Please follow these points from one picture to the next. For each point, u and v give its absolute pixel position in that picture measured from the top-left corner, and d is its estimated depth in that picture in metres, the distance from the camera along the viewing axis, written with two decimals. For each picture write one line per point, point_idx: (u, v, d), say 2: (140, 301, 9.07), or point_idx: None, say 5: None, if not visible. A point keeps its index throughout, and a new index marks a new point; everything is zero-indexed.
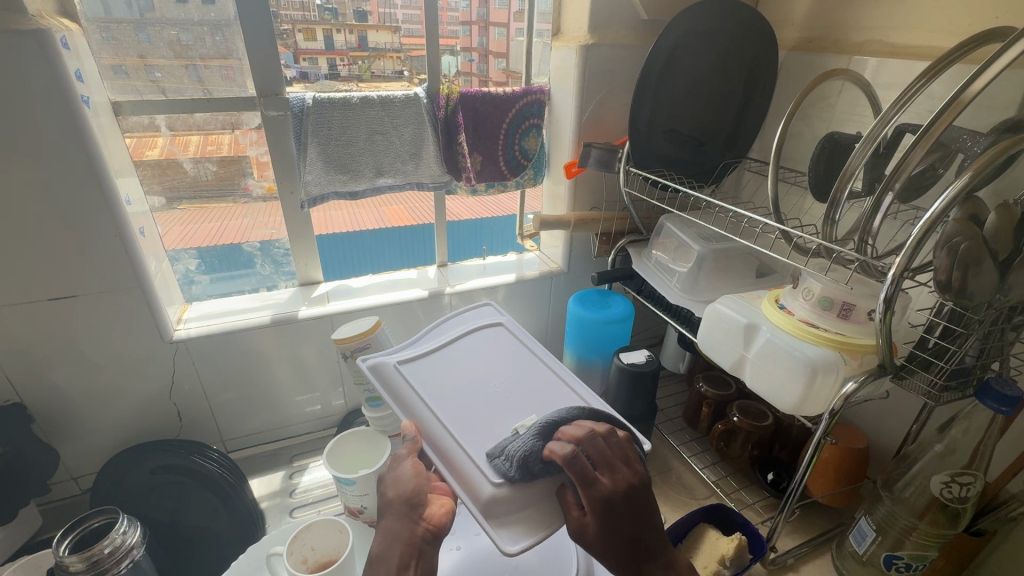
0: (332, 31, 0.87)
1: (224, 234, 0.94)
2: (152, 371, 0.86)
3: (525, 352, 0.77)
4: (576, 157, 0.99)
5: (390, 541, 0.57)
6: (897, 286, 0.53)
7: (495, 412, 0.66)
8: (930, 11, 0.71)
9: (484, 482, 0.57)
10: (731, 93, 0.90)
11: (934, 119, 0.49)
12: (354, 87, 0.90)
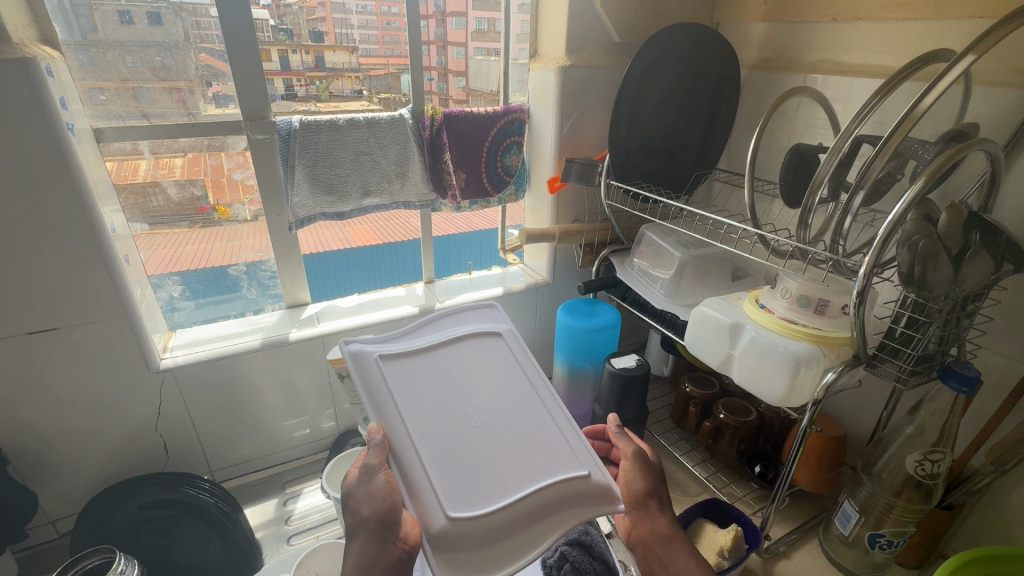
0: (288, 52, 0.86)
1: (177, 260, 0.90)
2: (133, 403, 0.83)
3: (524, 374, 0.70)
4: (558, 172, 1.03)
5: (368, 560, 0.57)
6: (868, 281, 0.58)
7: (468, 439, 0.61)
8: (876, 34, 0.78)
9: (439, 514, 0.54)
10: (700, 109, 0.96)
11: (892, 131, 0.55)
12: (312, 107, 0.90)
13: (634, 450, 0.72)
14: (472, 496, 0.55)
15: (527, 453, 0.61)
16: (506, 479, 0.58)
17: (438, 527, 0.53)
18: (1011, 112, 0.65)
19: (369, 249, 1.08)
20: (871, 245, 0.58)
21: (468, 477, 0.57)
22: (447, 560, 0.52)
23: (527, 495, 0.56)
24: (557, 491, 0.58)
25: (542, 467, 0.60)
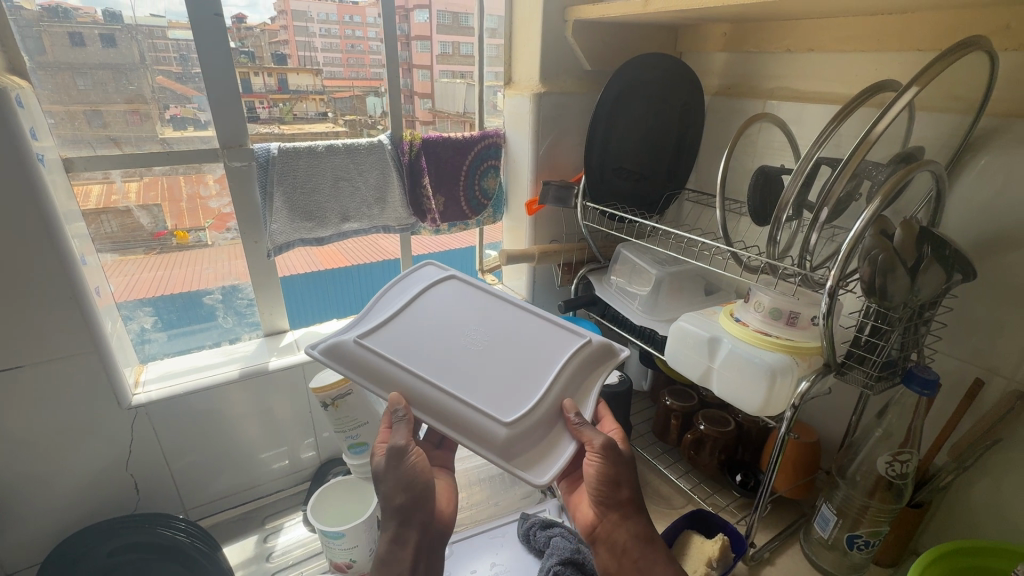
0: (250, 75, 0.84)
1: (133, 287, 0.86)
2: (91, 444, 0.78)
3: (489, 296, 0.75)
4: (536, 194, 1.05)
5: (399, 545, 0.64)
6: (835, 293, 0.62)
7: (477, 362, 0.65)
8: (826, 65, 0.85)
9: (496, 427, 0.59)
10: (670, 132, 1.01)
11: (850, 155, 0.59)
12: (275, 129, 0.89)
13: (599, 445, 0.61)
14: (511, 401, 0.62)
15: (533, 352, 0.68)
16: (527, 380, 0.65)
17: (497, 438, 0.58)
18: (951, 136, 0.71)
19: (337, 271, 1.06)
20: (836, 259, 0.62)
21: (500, 389, 0.63)
22: (522, 466, 0.58)
23: (553, 380, 0.65)
24: (571, 368, 0.67)
25: (550, 354, 0.68)
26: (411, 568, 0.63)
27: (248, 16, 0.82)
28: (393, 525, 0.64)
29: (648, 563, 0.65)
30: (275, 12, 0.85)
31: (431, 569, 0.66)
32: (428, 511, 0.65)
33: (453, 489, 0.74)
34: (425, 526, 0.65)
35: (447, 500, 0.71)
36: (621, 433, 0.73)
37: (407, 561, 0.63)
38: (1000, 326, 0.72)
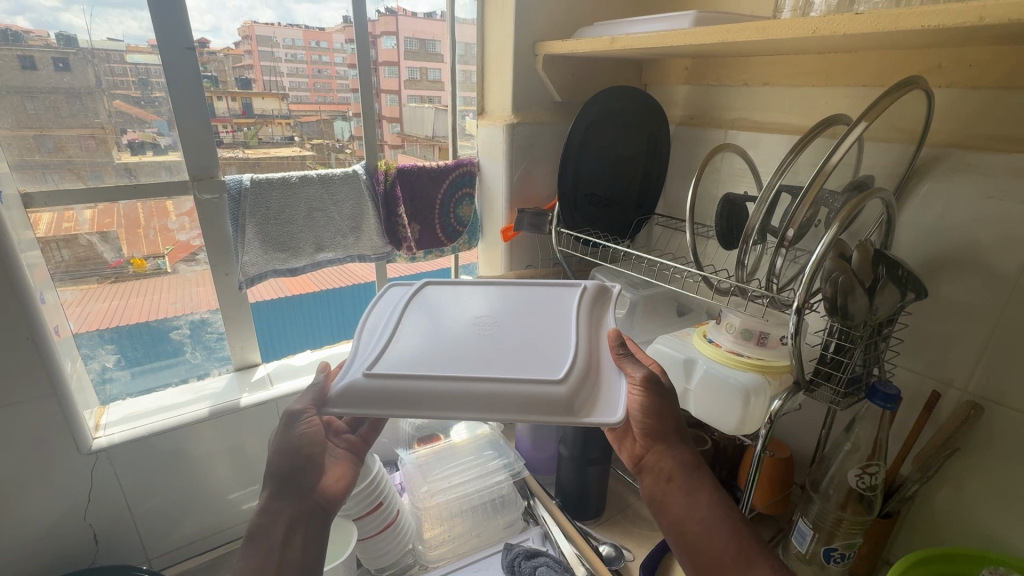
0: (213, 98, 0.83)
1: (85, 317, 0.81)
2: (41, 495, 0.73)
3: (470, 294, 0.75)
4: (511, 222, 1.07)
5: (270, 517, 0.64)
6: (800, 315, 0.65)
7: (498, 347, 0.62)
8: (781, 99, 0.90)
9: (553, 387, 0.56)
10: (637, 160, 1.04)
11: (808, 185, 0.63)
12: (239, 153, 0.87)
13: (640, 377, 0.62)
14: (553, 360, 0.59)
15: (545, 317, 0.68)
16: (555, 339, 0.63)
17: (561, 399, 0.55)
18: (899, 165, 0.77)
19: (306, 297, 1.04)
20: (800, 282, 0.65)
21: (536, 356, 0.60)
22: (591, 415, 0.55)
23: (577, 329, 0.65)
24: (585, 319, 0.67)
25: (559, 313, 0.69)
26: (287, 534, 0.64)
27: (211, 41, 0.82)
28: (272, 489, 0.66)
29: (692, 488, 0.68)
30: (239, 36, 0.84)
31: (315, 544, 0.66)
32: (306, 476, 0.68)
33: (351, 473, 0.75)
34: (302, 496, 0.67)
35: (343, 482, 0.73)
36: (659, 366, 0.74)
37: (279, 527, 0.64)
38: (951, 340, 0.76)
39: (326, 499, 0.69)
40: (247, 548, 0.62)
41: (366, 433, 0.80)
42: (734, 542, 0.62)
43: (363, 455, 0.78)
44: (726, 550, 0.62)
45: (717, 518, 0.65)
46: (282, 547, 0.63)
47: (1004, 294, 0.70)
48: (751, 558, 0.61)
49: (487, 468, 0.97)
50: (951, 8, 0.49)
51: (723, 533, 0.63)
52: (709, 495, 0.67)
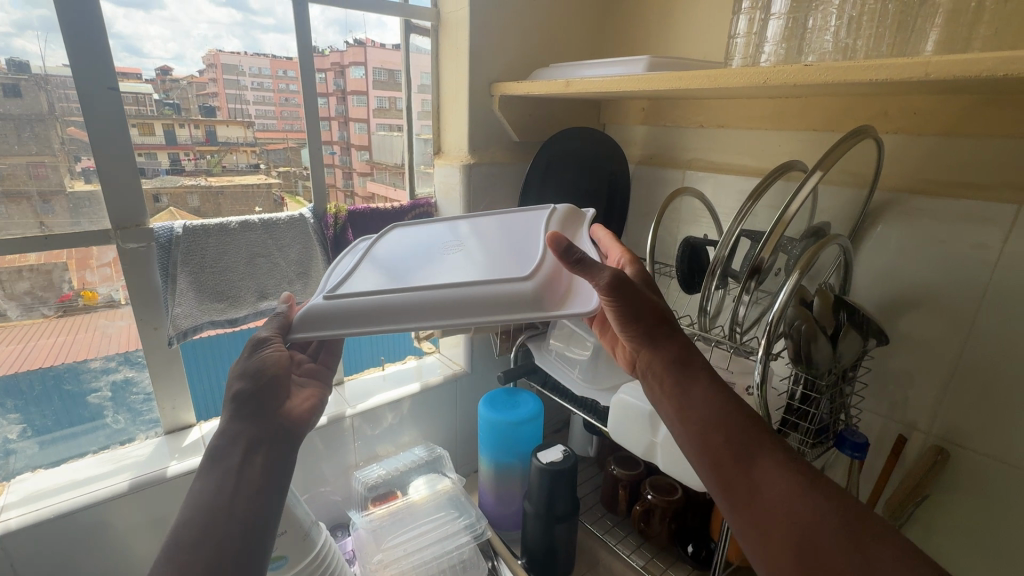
0: (174, 125, 0.79)
1: (26, 356, 0.73)
2: None
3: (441, 227, 0.73)
4: None
5: (230, 438, 0.59)
6: (766, 366, 0.63)
7: (465, 264, 0.59)
8: (736, 141, 0.91)
9: (519, 282, 0.53)
10: (597, 201, 1.03)
11: (768, 233, 0.62)
12: (201, 181, 0.83)
13: (605, 283, 0.52)
14: (521, 263, 0.57)
15: (515, 235, 0.65)
16: (524, 249, 0.60)
17: (527, 294, 0.52)
18: (852, 208, 0.77)
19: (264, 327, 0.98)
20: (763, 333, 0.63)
21: (504, 262, 0.58)
22: (563, 307, 0.52)
23: (545, 236, 0.62)
24: (555, 230, 0.64)
25: (529, 229, 0.66)
26: (246, 456, 0.58)
27: (174, 68, 0.78)
28: (231, 412, 0.60)
29: (686, 383, 0.58)
30: (204, 64, 0.80)
31: (283, 461, 0.61)
32: (274, 396, 0.63)
33: (319, 399, 0.71)
34: (264, 420, 0.61)
35: (310, 404, 0.68)
36: (631, 258, 0.67)
37: (239, 451, 0.58)
38: (912, 380, 0.75)
39: (290, 419, 0.64)
40: (206, 471, 0.56)
41: (326, 360, 0.77)
42: (733, 437, 0.53)
43: (327, 380, 0.75)
44: (722, 446, 0.53)
45: (719, 416, 0.55)
46: (243, 468, 0.57)
47: (963, 336, 0.70)
48: (752, 454, 0.51)
49: (450, 530, 0.91)
50: (900, 63, 0.49)
51: (720, 427, 0.54)
52: (706, 388, 0.57)
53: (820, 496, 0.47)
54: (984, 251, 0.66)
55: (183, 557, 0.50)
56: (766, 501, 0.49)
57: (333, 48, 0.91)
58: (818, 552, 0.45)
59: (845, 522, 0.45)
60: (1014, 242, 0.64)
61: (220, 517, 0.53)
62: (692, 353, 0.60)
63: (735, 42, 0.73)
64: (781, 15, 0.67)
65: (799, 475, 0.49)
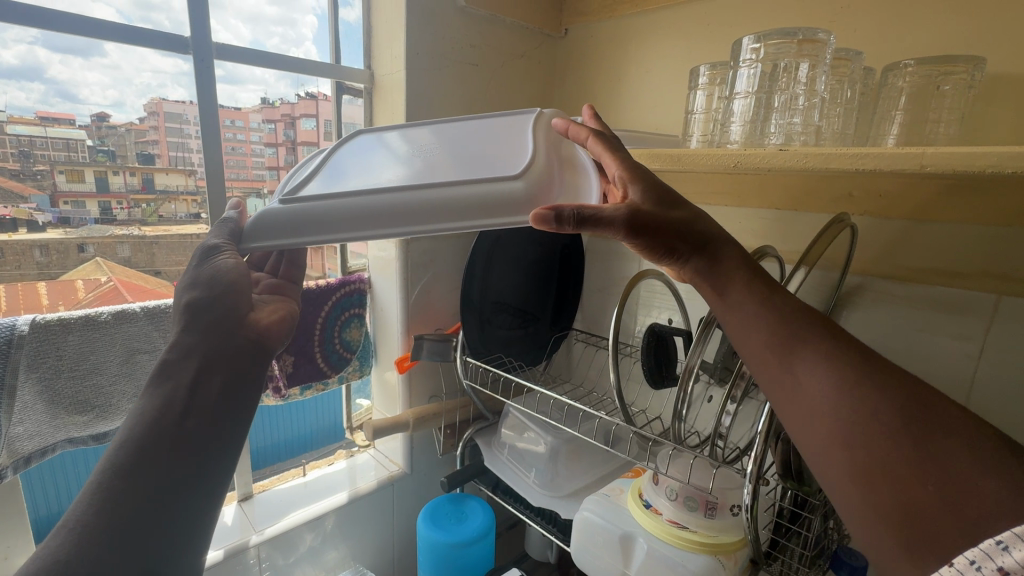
0: (106, 172, 0.71)
1: None
2: None
3: (413, 128, 0.57)
4: (407, 351, 0.89)
5: (183, 354, 0.44)
6: (755, 492, 0.52)
7: (439, 162, 0.47)
8: None
9: (506, 181, 0.42)
10: (549, 276, 0.94)
11: None
12: (134, 231, 0.74)
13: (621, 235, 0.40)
14: (509, 162, 0.45)
15: (498, 134, 0.52)
16: (512, 147, 0.48)
17: (517, 197, 0.41)
18: (823, 292, 0.72)
19: None
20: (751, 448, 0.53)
21: (486, 162, 0.45)
22: None
23: (536, 130, 0.48)
24: (547, 121, 0.50)
25: (516, 127, 0.52)
26: (203, 371, 0.44)
27: (112, 115, 0.70)
28: (182, 325, 0.46)
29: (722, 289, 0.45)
30: (146, 111, 0.72)
31: (248, 385, 0.47)
32: (235, 307, 0.49)
33: (290, 317, 0.58)
34: (228, 330, 0.47)
35: (279, 318, 0.56)
36: (629, 171, 0.44)
37: (191, 367, 0.43)
38: None
39: (258, 333, 0.51)
40: (151, 384, 0.42)
41: (289, 274, 0.64)
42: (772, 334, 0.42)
43: (296, 296, 0.63)
44: (758, 340, 0.43)
45: (761, 309, 0.43)
46: (195, 391, 0.43)
47: None
48: (794, 349, 0.41)
49: None
50: (891, 151, 0.42)
51: (757, 325, 0.43)
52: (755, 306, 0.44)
53: (876, 383, 0.37)
54: (966, 343, 0.61)
55: (116, 483, 0.36)
56: (806, 392, 0.40)
57: (283, 99, 0.85)
58: (864, 442, 0.36)
59: (903, 407, 0.36)
60: (996, 334, 0.59)
61: (164, 438, 0.39)
62: (722, 240, 0.46)
63: (693, 119, 0.68)
64: (746, 96, 0.60)
65: (851, 362, 0.39)
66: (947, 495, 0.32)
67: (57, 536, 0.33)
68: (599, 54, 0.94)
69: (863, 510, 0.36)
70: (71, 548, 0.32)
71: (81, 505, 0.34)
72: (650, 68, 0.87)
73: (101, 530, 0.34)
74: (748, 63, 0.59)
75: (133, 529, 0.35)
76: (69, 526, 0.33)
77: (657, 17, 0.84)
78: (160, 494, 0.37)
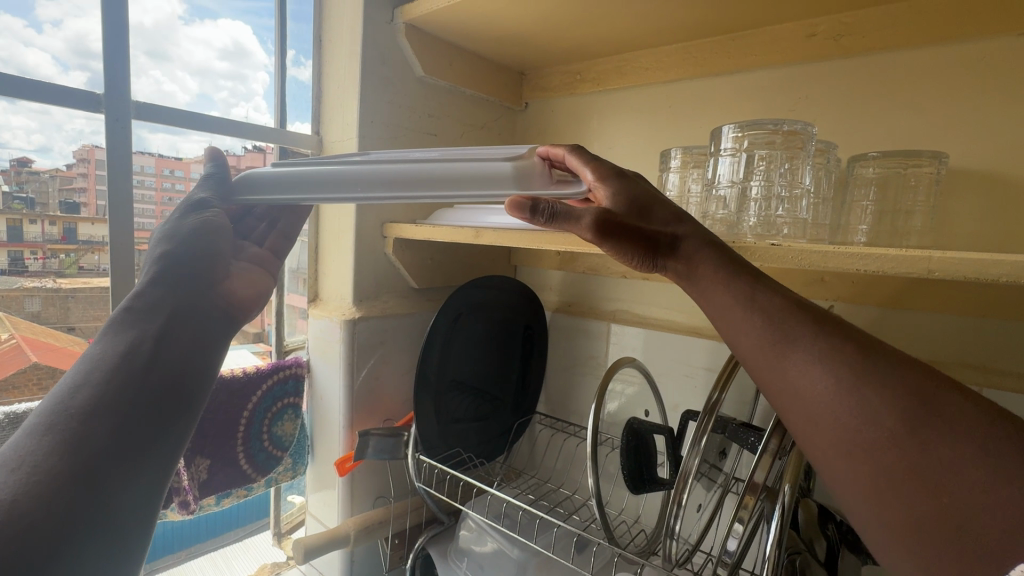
0: (21, 221, 0.59)
1: None
2: None
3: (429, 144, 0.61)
4: (351, 449, 0.78)
5: (150, 301, 0.46)
6: None
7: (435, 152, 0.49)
8: (667, 294, 0.81)
9: (496, 159, 0.43)
10: (512, 356, 0.87)
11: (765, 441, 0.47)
12: (50, 283, 0.62)
13: (590, 228, 0.41)
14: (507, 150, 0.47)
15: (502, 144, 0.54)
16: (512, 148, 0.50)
17: (505, 174, 0.42)
18: None
19: None
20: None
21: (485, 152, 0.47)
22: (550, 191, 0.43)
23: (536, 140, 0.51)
24: None
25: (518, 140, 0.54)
26: (166, 326, 0.45)
27: (35, 160, 0.59)
28: (151, 277, 0.47)
29: (702, 283, 0.42)
30: (75, 158, 0.61)
31: (212, 347, 0.50)
32: (208, 270, 0.51)
33: (264, 291, 0.59)
34: (197, 290, 0.50)
35: (254, 291, 0.58)
36: (604, 173, 0.44)
37: (155, 321, 0.45)
38: None
39: (229, 301, 0.54)
40: (111, 332, 0.43)
41: (275, 246, 0.63)
42: (757, 331, 0.39)
43: (277, 270, 0.62)
44: (749, 337, 0.40)
45: (748, 304, 0.40)
46: (160, 343, 0.44)
47: None
48: (785, 346, 0.38)
49: None
50: (891, 252, 0.39)
51: (743, 319, 0.40)
52: (729, 292, 0.41)
53: (878, 381, 0.34)
54: None
55: (69, 427, 0.36)
56: (804, 392, 0.37)
57: (230, 151, 0.76)
58: (868, 450, 0.34)
59: (908, 410, 0.33)
60: None
61: (126, 386, 0.40)
62: (693, 228, 0.44)
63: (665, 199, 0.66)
64: (731, 186, 0.58)
65: (849, 358, 0.35)
66: (966, 504, 0.30)
67: (8, 471, 0.32)
68: (561, 128, 0.93)
69: (881, 521, 0.33)
70: (27, 483, 0.32)
71: (31, 442, 0.34)
72: (614, 144, 0.85)
73: (58, 465, 0.34)
74: (729, 152, 0.57)
75: (87, 473, 0.35)
76: (21, 462, 0.33)
77: (620, 97, 0.84)
78: (117, 432, 0.38)
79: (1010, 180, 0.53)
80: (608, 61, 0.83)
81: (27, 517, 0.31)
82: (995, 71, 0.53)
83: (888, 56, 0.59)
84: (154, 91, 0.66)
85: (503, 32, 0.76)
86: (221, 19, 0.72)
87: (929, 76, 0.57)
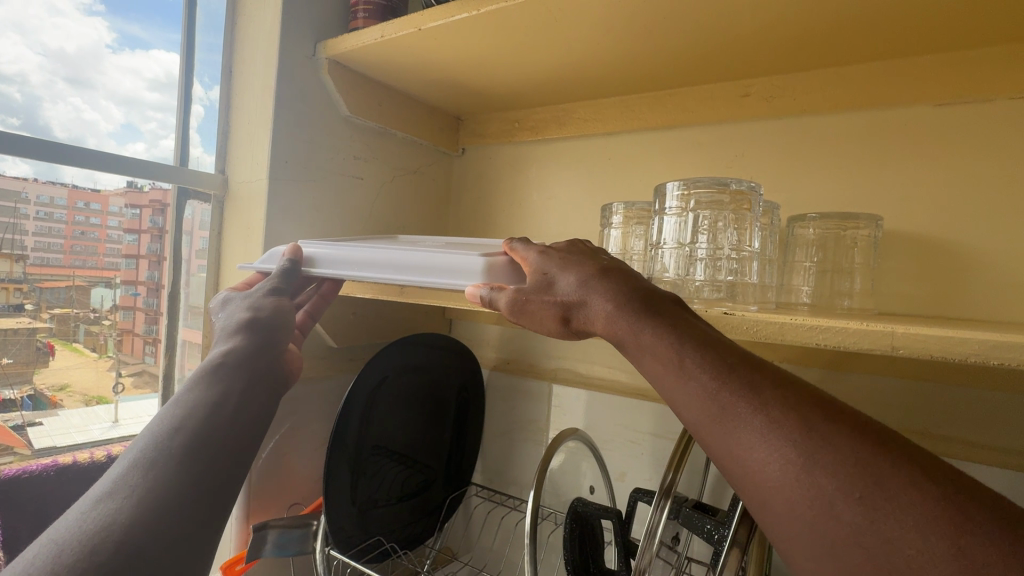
0: None
1: None
2: None
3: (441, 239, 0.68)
4: (245, 547, 0.65)
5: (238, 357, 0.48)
6: None
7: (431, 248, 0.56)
8: (610, 352, 0.76)
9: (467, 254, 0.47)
10: (444, 423, 0.78)
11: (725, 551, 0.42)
12: None
13: (510, 311, 0.40)
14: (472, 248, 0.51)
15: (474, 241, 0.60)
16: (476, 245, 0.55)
17: (475, 268, 0.46)
18: None
19: None
20: None
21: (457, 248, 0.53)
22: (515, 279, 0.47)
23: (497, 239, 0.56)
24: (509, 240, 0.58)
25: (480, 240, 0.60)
26: (244, 387, 0.47)
27: None
28: (232, 343, 0.49)
29: (625, 348, 0.36)
30: None
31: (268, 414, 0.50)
32: (277, 342, 0.53)
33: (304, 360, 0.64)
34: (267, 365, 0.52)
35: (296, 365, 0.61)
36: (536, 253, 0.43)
37: (238, 383, 0.46)
38: None
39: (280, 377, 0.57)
40: (201, 383, 0.44)
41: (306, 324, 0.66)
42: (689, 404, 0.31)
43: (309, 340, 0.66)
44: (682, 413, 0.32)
45: (669, 373, 0.32)
46: (242, 399, 0.46)
47: None
48: (723, 422, 0.30)
49: None
50: (852, 327, 0.37)
51: (675, 388, 0.32)
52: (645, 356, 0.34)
53: (831, 462, 0.26)
54: None
55: (173, 465, 0.36)
56: (751, 479, 0.28)
57: (154, 184, 0.67)
58: (838, 550, 0.25)
59: (867, 499, 0.25)
60: None
61: (219, 436, 0.41)
62: (609, 286, 0.37)
63: None
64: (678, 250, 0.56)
65: (795, 433, 0.27)
66: None
67: (117, 501, 0.33)
68: (498, 176, 0.89)
69: None
70: (134, 512, 0.33)
71: (145, 475, 0.35)
72: (554, 194, 0.82)
73: (160, 499, 0.34)
74: (674, 211, 0.55)
75: (193, 515, 0.36)
76: (130, 490, 0.34)
77: (559, 146, 0.81)
78: (209, 477, 0.38)
79: (938, 243, 0.53)
80: (547, 110, 0.81)
81: (128, 545, 0.31)
82: (918, 138, 0.54)
83: (822, 117, 0.59)
84: (71, 119, 0.58)
85: (440, 74, 0.72)
86: (155, 50, 0.66)
87: (859, 140, 0.57)
